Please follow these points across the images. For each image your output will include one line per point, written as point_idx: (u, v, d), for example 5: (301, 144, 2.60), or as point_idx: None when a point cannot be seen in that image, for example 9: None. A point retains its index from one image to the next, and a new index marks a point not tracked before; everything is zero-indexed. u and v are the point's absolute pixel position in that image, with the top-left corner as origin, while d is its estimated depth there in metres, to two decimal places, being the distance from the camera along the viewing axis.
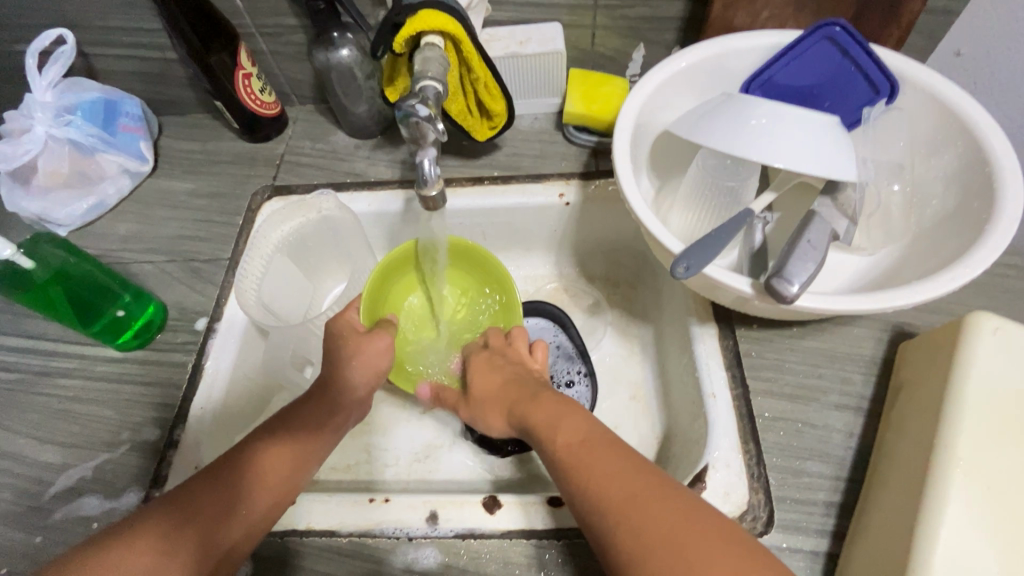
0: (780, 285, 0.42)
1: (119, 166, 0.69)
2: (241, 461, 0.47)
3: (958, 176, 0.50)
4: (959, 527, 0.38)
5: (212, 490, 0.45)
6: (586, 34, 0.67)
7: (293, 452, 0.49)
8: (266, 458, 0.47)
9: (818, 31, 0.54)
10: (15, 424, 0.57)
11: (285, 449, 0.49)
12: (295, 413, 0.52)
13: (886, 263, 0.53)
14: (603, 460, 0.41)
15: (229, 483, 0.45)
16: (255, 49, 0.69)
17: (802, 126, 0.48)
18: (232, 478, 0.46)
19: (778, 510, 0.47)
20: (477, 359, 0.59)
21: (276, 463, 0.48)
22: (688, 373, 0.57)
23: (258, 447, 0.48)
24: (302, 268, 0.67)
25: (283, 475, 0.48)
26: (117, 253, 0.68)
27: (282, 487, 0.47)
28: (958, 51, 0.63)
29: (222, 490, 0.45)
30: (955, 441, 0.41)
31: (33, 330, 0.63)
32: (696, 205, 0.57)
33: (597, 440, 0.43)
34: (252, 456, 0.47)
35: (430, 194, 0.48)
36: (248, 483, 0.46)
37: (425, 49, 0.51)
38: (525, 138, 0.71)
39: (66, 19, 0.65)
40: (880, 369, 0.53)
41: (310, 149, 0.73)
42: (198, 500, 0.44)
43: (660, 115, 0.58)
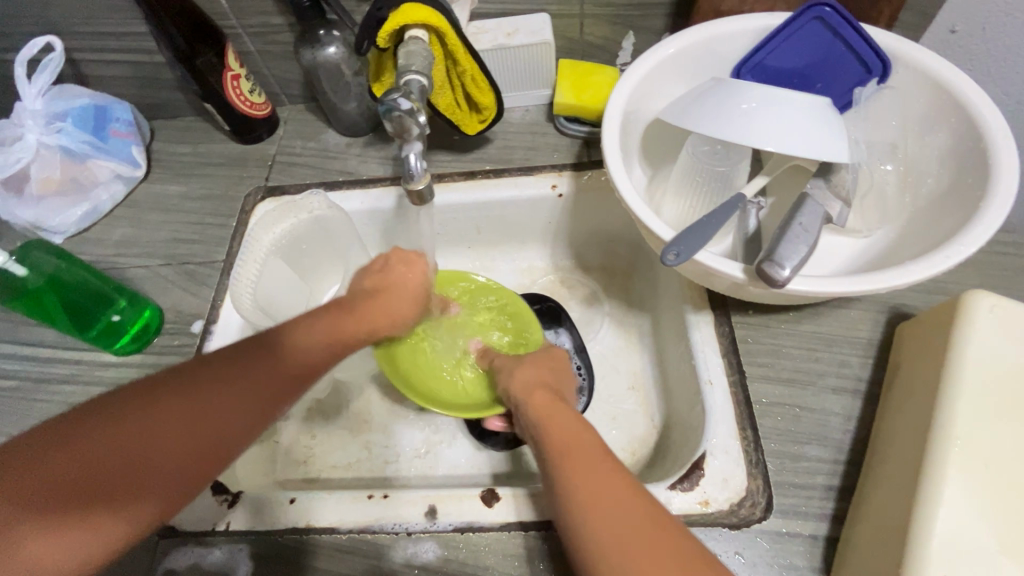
0: (771, 269, 0.42)
1: (113, 172, 0.69)
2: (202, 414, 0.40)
3: (952, 153, 0.49)
4: (958, 505, 0.38)
5: (164, 431, 0.38)
6: (574, 23, 0.67)
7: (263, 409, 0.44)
8: (230, 407, 0.41)
9: (807, 11, 0.53)
10: (17, 431, 0.58)
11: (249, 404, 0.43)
12: (284, 353, 0.46)
13: (881, 244, 0.52)
14: (597, 479, 0.42)
15: (181, 433, 0.39)
16: (243, 49, 0.69)
17: (791, 110, 0.47)
18: (188, 422, 0.39)
19: (777, 495, 0.47)
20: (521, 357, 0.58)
21: (242, 414, 0.42)
22: (685, 361, 0.57)
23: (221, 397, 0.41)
24: (297, 268, 0.67)
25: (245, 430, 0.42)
26: (113, 258, 0.68)
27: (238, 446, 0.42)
28: (951, 28, 0.62)
29: (175, 440, 0.38)
30: (952, 420, 0.40)
31: (32, 338, 0.63)
32: (688, 191, 0.57)
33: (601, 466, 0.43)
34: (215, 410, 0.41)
35: (417, 188, 0.49)
36: (207, 440, 0.40)
37: (409, 43, 0.51)
38: (517, 130, 0.70)
39: (53, 26, 0.65)
40: (877, 352, 0.53)
41: (302, 148, 0.73)
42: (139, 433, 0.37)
43: (651, 103, 0.57)
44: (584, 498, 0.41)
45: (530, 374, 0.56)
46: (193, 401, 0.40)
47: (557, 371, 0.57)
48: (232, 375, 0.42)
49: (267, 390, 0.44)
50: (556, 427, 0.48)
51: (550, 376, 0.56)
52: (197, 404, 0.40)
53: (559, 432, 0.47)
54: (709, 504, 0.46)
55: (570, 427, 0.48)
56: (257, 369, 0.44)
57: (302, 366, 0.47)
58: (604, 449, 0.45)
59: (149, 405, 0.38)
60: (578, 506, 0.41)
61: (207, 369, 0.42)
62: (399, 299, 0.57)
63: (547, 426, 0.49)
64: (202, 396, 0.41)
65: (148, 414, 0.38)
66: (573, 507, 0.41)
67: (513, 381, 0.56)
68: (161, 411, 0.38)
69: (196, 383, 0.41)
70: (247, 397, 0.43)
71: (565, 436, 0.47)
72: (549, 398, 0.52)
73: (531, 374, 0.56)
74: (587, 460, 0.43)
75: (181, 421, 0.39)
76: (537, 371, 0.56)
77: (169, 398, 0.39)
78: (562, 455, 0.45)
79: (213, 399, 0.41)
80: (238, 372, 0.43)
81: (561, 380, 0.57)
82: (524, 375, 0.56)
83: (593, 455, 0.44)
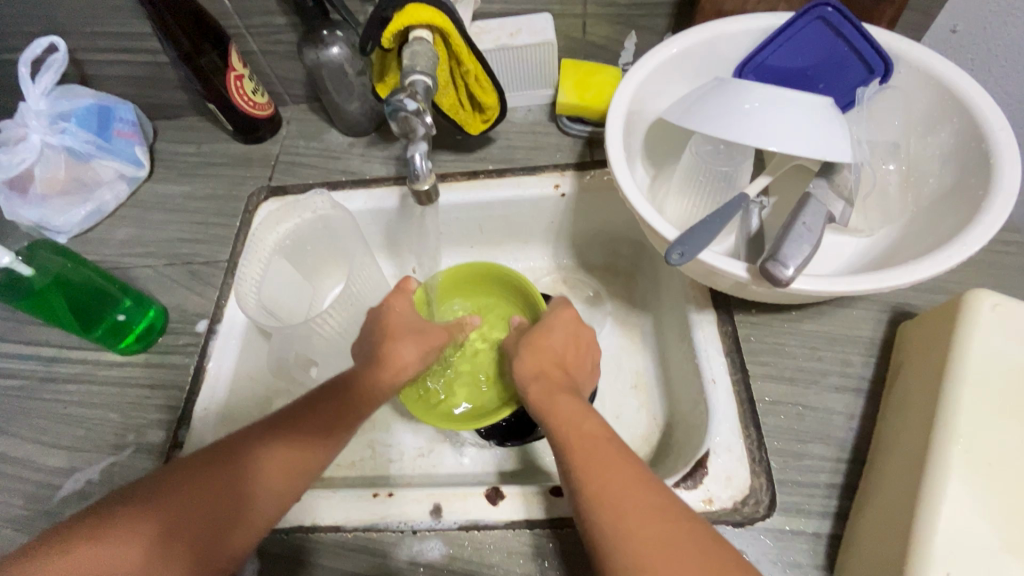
0: (775, 268, 0.42)
1: (116, 172, 0.69)
2: (237, 465, 0.45)
3: (954, 153, 0.49)
4: (960, 502, 0.38)
5: (193, 488, 0.44)
6: (576, 23, 0.67)
7: (294, 461, 0.47)
8: (256, 459, 0.46)
9: (809, 12, 0.54)
10: (23, 429, 0.58)
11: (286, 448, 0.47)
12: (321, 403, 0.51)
13: (883, 243, 0.52)
14: (605, 468, 0.42)
15: (208, 488, 0.44)
16: (247, 50, 0.69)
17: (794, 110, 0.47)
18: (215, 479, 0.44)
19: (780, 492, 0.47)
20: (536, 331, 0.57)
21: (271, 468, 0.46)
22: (688, 360, 0.57)
23: (258, 446, 0.46)
24: (300, 269, 0.67)
25: (271, 483, 0.45)
26: (117, 258, 0.68)
27: (269, 497, 0.45)
28: (953, 28, 0.62)
29: (203, 496, 0.44)
30: (955, 419, 0.41)
31: (37, 337, 0.63)
32: (691, 190, 0.57)
33: (610, 453, 0.44)
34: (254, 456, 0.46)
35: (422, 188, 0.49)
36: (233, 493, 0.44)
37: (413, 43, 0.51)
38: (519, 130, 0.70)
39: (56, 27, 0.65)
40: (880, 351, 0.53)
41: (305, 148, 0.73)
42: (174, 495, 0.43)
43: (653, 103, 0.58)
44: (591, 492, 0.41)
45: (535, 354, 0.55)
46: (221, 463, 0.45)
47: (562, 347, 0.56)
48: (259, 435, 0.47)
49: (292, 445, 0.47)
50: (559, 416, 0.48)
51: (555, 352, 0.56)
52: (221, 460, 0.45)
53: (561, 422, 0.48)
54: (712, 502, 0.47)
55: (570, 412, 0.48)
56: (287, 423, 0.49)
57: (327, 419, 0.50)
58: (607, 434, 0.46)
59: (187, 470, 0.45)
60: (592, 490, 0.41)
61: (242, 435, 0.47)
62: (409, 345, 0.56)
63: (551, 415, 0.49)
64: (233, 453, 0.46)
65: (184, 474, 0.44)
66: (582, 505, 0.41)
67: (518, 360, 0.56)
68: (198, 474, 0.44)
69: (228, 446, 0.46)
70: (285, 449, 0.47)
71: (568, 426, 0.47)
72: (554, 386, 0.52)
73: (532, 354, 0.55)
74: (591, 452, 0.44)
75: (210, 477, 0.44)
76: (541, 349, 0.55)
77: (202, 463, 0.45)
78: (565, 445, 0.46)
79: (238, 455, 0.46)
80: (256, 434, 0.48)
81: (567, 359, 0.56)
82: (528, 353, 0.55)
83: (597, 444, 0.45)
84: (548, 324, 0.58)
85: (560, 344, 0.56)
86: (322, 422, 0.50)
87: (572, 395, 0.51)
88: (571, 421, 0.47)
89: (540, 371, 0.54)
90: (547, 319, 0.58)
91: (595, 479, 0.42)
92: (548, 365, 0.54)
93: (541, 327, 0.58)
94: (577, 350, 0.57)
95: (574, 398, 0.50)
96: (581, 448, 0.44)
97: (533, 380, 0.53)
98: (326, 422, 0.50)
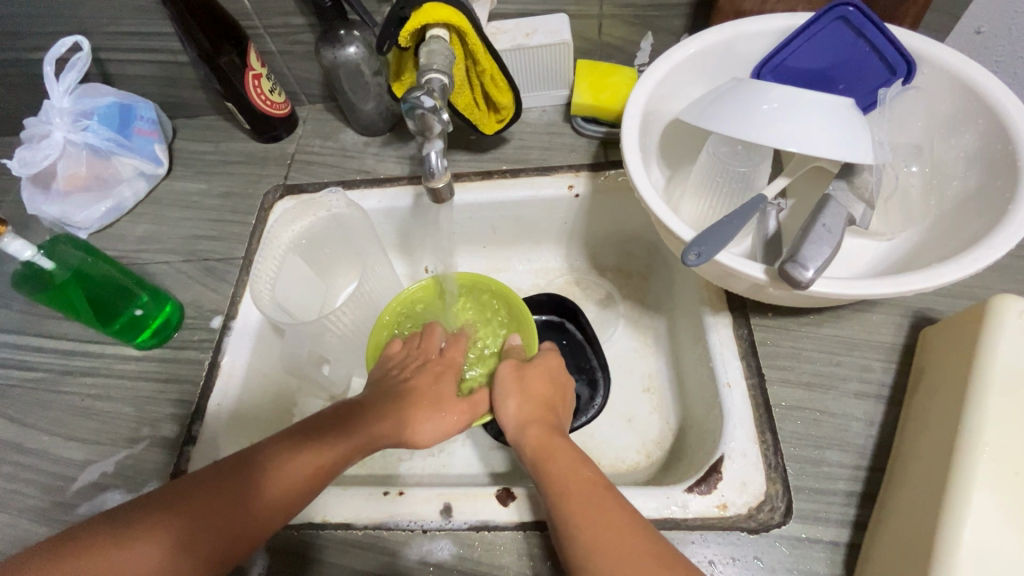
0: (794, 270, 0.41)
1: (136, 169, 0.70)
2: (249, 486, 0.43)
3: (979, 155, 0.48)
4: (986, 514, 0.37)
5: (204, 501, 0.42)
6: (592, 24, 0.67)
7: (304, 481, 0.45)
8: (275, 474, 0.44)
9: (830, 11, 0.53)
10: (41, 421, 0.59)
11: (299, 463, 0.46)
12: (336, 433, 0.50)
13: (905, 247, 0.51)
14: (598, 512, 0.42)
15: (230, 505, 0.42)
16: (265, 50, 0.70)
17: (814, 110, 0.46)
18: (227, 494, 0.42)
19: (797, 499, 0.46)
20: (528, 373, 0.57)
21: (282, 483, 0.44)
22: (702, 364, 0.57)
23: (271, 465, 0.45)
24: (314, 267, 0.68)
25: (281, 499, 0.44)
26: (135, 253, 0.69)
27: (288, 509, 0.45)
28: (978, 29, 0.61)
29: (217, 508, 0.42)
30: (980, 427, 0.39)
31: (57, 331, 0.65)
32: (708, 192, 0.57)
33: (603, 497, 0.43)
34: (266, 471, 0.44)
35: (437, 186, 0.48)
36: (242, 512, 0.42)
37: (430, 42, 0.51)
38: (534, 131, 0.70)
39: (81, 27, 0.67)
40: (901, 357, 0.52)
41: (320, 147, 0.73)
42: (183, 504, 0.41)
43: (670, 103, 0.57)
44: (589, 535, 0.40)
45: (522, 401, 0.54)
46: (239, 475, 0.43)
47: (551, 391, 0.56)
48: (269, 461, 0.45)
49: (315, 462, 0.46)
50: (555, 458, 0.47)
51: (545, 396, 0.55)
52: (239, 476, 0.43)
53: (555, 467, 0.46)
54: (727, 507, 0.46)
55: (558, 455, 0.47)
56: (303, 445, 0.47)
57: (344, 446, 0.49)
58: (601, 478, 0.45)
59: (195, 489, 0.42)
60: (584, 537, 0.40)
61: (252, 456, 0.45)
62: (428, 416, 0.54)
63: (547, 458, 0.48)
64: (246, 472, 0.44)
65: (203, 487, 0.42)
66: (577, 549, 0.40)
67: (509, 405, 0.54)
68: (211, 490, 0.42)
69: (247, 464, 0.44)
70: (295, 467, 0.45)
71: (561, 466, 0.46)
72: (545, 430, 0.51)
73: (523, 403, 0.54)
74: (584, 493, 0.43)
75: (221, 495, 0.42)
76: (531, 392, 0.55)
77: (216, 478, 0.43)
78: (558, 484, 0.45)
79: (257, 467, 0.44)
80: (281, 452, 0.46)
81: (553, 403, 0.55)
82: (515, 400, 0.54)
83: (589, 488, 0.44)
84: (534, 369, 0.57)
85: (545, 390, 0.56)
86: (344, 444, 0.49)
87: (562, 439, 0.50)
88: (563, 465, 0.46)
89: (534, 411, 0.53)
90: (537, 364, 0.58)
91: (586, 524, 0.41)
92: (541, 403, 0.54)
93: (528, 368, 0.57)
94: (561, 395, 0.57)
95: (564, 442, 0.49)
96: (569, 489, 0.44)
97: (524, 427, 0.52)
98: (349, 446, 0.49)
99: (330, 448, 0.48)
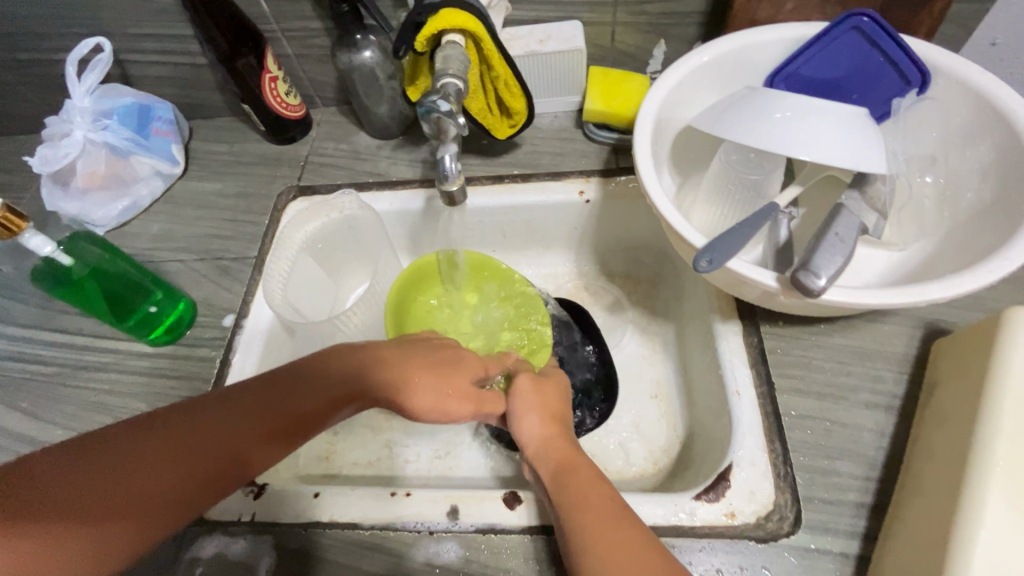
0: (806, 278, 0.41)
1: (152, 169, 0.71)
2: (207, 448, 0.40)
3: (995, 167, 0.48)
4: (1002, 528, 0.36)
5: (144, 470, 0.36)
6: (606, 31, 0.67)
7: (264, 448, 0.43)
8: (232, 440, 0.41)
9: (844, 21, 0.53)
10: (54, 415, 0.60)
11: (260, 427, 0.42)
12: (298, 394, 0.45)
13: (917, 258, 0.51)
14: (617, 532, 0.40)
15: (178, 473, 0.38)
16: (282, 52, 0.71)
17: (827, 119, 0.46)
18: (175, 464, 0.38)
19: (806, 510, 0.46)
20: (543, 388, 0.54)
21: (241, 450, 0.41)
22: (711, 371, 0.56)
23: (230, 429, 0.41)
24: (324, 268, 0.69)
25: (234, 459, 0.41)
26: (150, 251, 0.70)
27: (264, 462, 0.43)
28: (993, 40, 0.61)
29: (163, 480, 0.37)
30: (995, 440, 0.39)
31: (72, 326, 0.65)
32: (719, 199, 0.57)
33: (620, 516, 0.41)
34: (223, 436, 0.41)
35: (451, 189, 0.49)
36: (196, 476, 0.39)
37: (446, 47, 0.52)
38: (546, 136, 0.71)
39: (103, 28, 0.68)
40: (912, 368, 0.51)
41: (334, 150, 0.74)
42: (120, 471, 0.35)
43: (682, 110, 0.57)
44: (603, 553, 0.39)
45: (539, 415, 0.52)
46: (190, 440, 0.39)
47: (562, 404, 0.54)
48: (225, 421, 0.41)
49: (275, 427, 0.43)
50: (575, 473, 0.45)
51: (555, 409, 0.53)
52: (213, 425, 0.41)
53: (575, 483, 0.44)
54: (735, 516, 0.46)
55: (578, 471, 0.45)
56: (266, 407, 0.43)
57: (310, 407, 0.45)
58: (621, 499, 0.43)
59: (136, 455, 0.36)
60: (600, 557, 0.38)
61: (203, 415, 0.40)
62: (430, 394, 0.50)
63: (566, 471, 0.46)
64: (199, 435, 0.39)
65: (144, 456, 0.37)
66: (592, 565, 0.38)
67: (530, 420, 0.52)
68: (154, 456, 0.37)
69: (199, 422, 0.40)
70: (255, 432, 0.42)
71: (581, 482, 0.44)
72: (568, 445, 0.49)
73: (543, 419, 0.52)
74: (603, 512, 0.41)
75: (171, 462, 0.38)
76: (544, 401, 0.53)
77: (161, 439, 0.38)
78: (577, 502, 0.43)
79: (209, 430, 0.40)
80: (258, 402, 0.43)
81: (564, 416, 0.54)
82: (531, 414, 0.52)
83: (610, 508, 0.42)
84: (549, 382, 0.55)
85: (559, 404, 0.54)
86: (330, 397, 0.47)
87: (581, 456, 0.48)
88: (583, 480, 0.44)
89: (548, 423, 0.51)
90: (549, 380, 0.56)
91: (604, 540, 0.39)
92: (554, 414, 0.52)
93: (543, 381, 0.55)
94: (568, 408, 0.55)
95: (584, 459, 0.47)
96: (588, 506, 0.42)
97: (547, 443, 0.49)
98: (329, 402, 0.46)
99: (316, 400, 0.46)
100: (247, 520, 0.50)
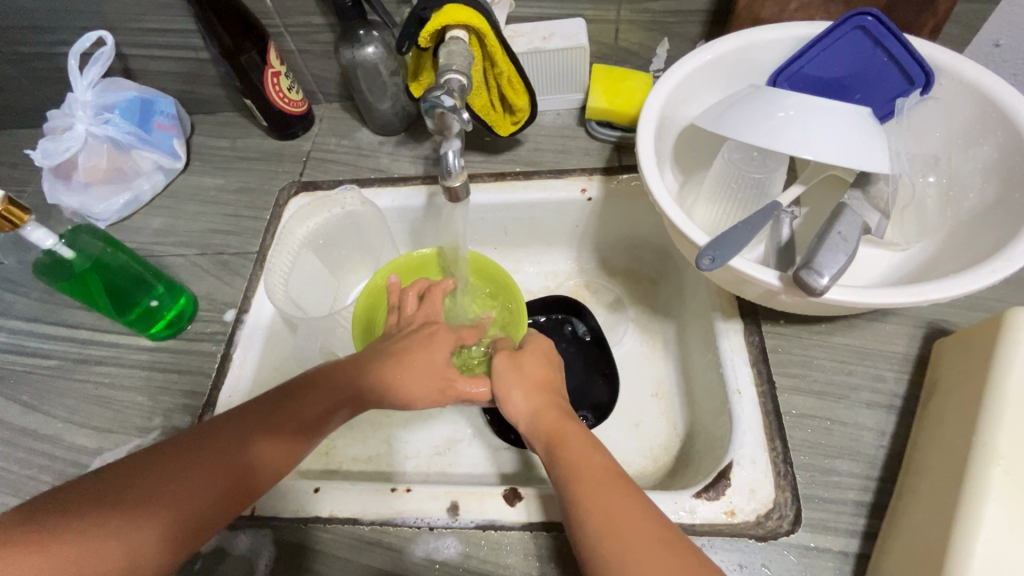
0: (809, 277, 0.41)
1: (154, 163, 0.71)
2: (231, 447, 0.44)
3: (998, 167, 0.48)
4: (1003, 526, 0.36)
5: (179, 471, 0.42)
6: (610, 29, 0.67)
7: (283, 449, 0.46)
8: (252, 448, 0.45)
9: (849, 20, 0.53)
10: (55, 408, 0.60)
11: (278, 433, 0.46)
12: (309, 402, 0.49)
13: (919, 259, 0.51)
14: (610, 502, 0.40)
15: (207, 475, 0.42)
16: (285, 48, 0.71)
17: (832, 119, 0.46)
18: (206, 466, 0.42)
19: (806, 508, 0.46)
20: (525, 359, 0.55)
21: (265, 454, 0.45)
22: (711, 369, 0.57)
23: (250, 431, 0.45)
24: (326, 264, 0.69)
25: (261, 463, 0.45)
26: (151, 246, 0.70)
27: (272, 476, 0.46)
28: (997, 41, 0.61)
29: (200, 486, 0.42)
30: (996, 440, 0.39)
31: (73, 320, 0.65)
32: (721, 199, 0.57)
33: (613, 484, 0.42)
34: (246, 442, 0.45)
35: (453, 185, 0.49)
36: (227, 474, 0.43)
37: (450, 42, 0.52)
38: (548, 133, 0.71)
39: (105, 22, 0.68)
40: (913, 367, 0.51)
41: (336, 145, 0.74)
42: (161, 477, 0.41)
43: (686, 108, 0.57)
44: (599, 525, 0.39)
45: (523, 391, 0.52)
46: (216, 448, 0.44)
47: (547, 374, 0.54)
48: (244, 425, 0.45)
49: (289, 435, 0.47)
50: (565, 443, 0.46)
51: (540, 379, 0.53)
52: (225, 440, 0.44)
53: (568, 452, 0.45)
54: (735, 514, 0.46)
55: (567, 440, 0.46)
56: (280, 413, 0.47)
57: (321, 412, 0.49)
58: (614, 464, 0.44)
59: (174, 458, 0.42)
60: (596, 531, 0.39)
61: (224, 425, 0.45)
62: (413, 380, 0.51)
63: (557, 444, 0.46)
64: (220, 444, 0.44)
65: (178, 464, 0.42)
66: (589, 537, 0.39)
67: (513, 397, 0.52)
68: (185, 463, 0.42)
69: (222, 434, 0.45)
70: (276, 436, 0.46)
71: (572, 453, 0.44)
72: (557, 415, 0.49)
73: (527, 393, 0.51)
74: (594, 481, 0.42)
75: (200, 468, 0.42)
76: (526, 373, 0.53)
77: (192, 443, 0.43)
78: (569, 474, 0.43)
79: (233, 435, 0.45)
80: (272, 408, 0.47)
81: (552, 386, 0.53)
82: (516, 392, 0.52)
83: (603, 476, 0.42)
84: (526, 354, 0.55)
85: (543, 372, 0.54)
86: (325, 406, 0.49)
87: (569, 424, 0.48)
88: (574, 450, 0.45)
89: (533, 393, 0.51)
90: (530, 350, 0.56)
91: (596, 507, 0.40)
92: (538, 383, 0.53)
93: (521, 355, 0.55)
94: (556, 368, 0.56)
95: (572, 427, 0.47)
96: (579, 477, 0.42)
97: (536, 416, 0.50)
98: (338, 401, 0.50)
99: (326, 404, 0.49)
100: (247, 516, 0.50)
